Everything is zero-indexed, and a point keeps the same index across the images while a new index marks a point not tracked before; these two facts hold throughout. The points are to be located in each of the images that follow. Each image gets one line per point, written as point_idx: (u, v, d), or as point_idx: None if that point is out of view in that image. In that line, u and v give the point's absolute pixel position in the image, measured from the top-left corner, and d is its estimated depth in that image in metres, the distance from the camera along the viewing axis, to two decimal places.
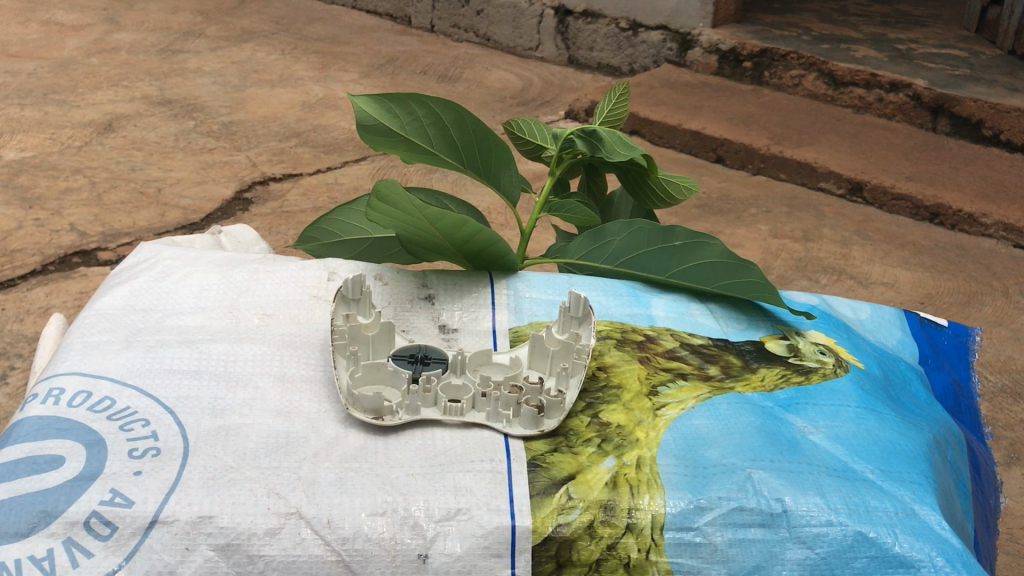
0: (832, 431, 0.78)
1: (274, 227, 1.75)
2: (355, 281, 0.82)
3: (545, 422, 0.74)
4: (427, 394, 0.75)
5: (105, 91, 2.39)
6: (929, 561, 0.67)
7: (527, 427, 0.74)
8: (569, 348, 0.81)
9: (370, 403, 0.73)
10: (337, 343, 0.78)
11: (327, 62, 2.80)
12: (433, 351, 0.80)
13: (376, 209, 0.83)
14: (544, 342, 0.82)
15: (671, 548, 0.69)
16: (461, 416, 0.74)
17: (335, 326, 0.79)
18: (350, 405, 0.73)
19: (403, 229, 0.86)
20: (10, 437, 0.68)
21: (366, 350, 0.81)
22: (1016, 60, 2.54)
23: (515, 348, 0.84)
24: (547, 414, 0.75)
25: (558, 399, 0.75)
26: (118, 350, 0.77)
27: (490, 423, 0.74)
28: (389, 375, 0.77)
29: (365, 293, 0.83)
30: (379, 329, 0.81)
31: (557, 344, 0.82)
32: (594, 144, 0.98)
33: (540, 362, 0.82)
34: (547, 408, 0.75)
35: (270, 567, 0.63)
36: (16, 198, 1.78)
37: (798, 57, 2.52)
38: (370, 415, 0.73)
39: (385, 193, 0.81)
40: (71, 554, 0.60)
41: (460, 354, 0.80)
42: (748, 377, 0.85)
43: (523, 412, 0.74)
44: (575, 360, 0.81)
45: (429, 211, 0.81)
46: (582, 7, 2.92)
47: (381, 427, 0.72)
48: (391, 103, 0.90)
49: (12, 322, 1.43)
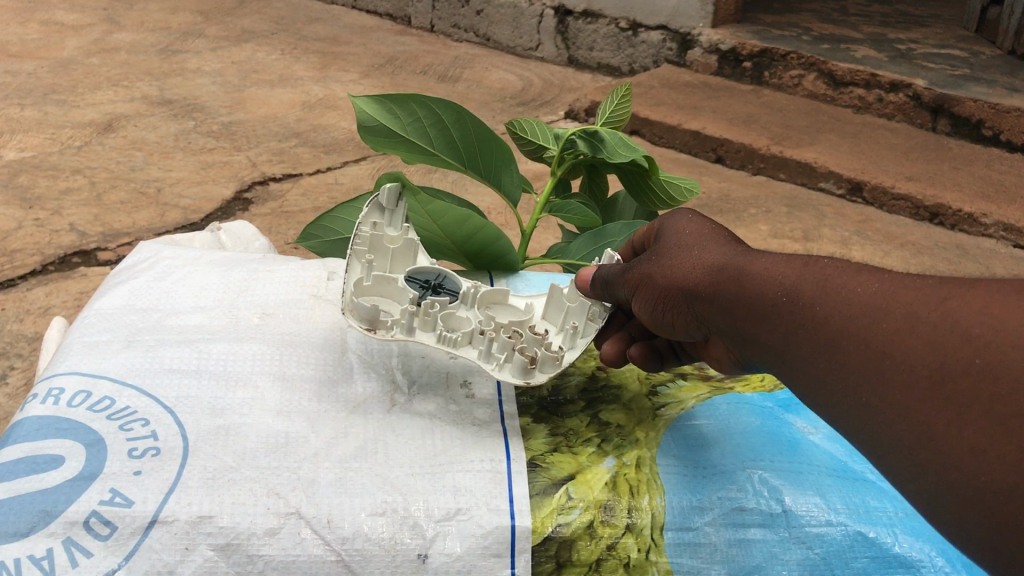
0: (832, 431, 0.79)
1: (274, 227, 1.75)
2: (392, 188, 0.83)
3: (533, 374, 0.74)
4: (427, 317, 0.74)
5: (105, 91, 2.39)
6: (929, 561, 0.68)
7: (515, 376, 0.74)
8: (586, 306, 0.79)
9: (366, 314, 0.73)
10: (358, 247, 0.79)
11: (327, 62, 2.80)
12: (448, 281, 0.81)
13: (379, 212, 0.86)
14: (561, 294, 0.80)
15: (671, 548, 0.69)
16: (453, 347, 0.74)
17: (359, 231, 0.80)
18: (347, 311, 0.73)
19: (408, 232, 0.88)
20: (9, 437, 0.68)
21: (384, 262, 0.82)
22: (1016, 61, 2.53)
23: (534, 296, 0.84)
24: (540, 368, 0.74)
25: (555, 356, 0.74)
26: (118, 350, 0.77)
27: (479, 362, 0.74)
28: (398, 291, 0.78)
29: (400, 206, 0.84)
30: (401, 246, 0.81)
31: (577, 299, 0.80)
32: (595, 145, 0.98)
33: (555, 315, 0.81)
34: (541, 361, 0.74)
35: (270, 567, 0.63)
36: (16, 198, 1.78)
37: (798, 57, 2.53)
38: (366, 326, 0.73)
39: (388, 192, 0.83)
40: (70, 554, 0.60)
41: (472, 288, 0.80)
42: (748, 377, 0.87)
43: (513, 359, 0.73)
44: (588, 319, 0.79)
45: (431, 206, 0.83)
46: (582, 7, 2.90)
47: (374, 338, 0.72)
48: (392, 104, 0.90)
49: (12, 321, 1.43)
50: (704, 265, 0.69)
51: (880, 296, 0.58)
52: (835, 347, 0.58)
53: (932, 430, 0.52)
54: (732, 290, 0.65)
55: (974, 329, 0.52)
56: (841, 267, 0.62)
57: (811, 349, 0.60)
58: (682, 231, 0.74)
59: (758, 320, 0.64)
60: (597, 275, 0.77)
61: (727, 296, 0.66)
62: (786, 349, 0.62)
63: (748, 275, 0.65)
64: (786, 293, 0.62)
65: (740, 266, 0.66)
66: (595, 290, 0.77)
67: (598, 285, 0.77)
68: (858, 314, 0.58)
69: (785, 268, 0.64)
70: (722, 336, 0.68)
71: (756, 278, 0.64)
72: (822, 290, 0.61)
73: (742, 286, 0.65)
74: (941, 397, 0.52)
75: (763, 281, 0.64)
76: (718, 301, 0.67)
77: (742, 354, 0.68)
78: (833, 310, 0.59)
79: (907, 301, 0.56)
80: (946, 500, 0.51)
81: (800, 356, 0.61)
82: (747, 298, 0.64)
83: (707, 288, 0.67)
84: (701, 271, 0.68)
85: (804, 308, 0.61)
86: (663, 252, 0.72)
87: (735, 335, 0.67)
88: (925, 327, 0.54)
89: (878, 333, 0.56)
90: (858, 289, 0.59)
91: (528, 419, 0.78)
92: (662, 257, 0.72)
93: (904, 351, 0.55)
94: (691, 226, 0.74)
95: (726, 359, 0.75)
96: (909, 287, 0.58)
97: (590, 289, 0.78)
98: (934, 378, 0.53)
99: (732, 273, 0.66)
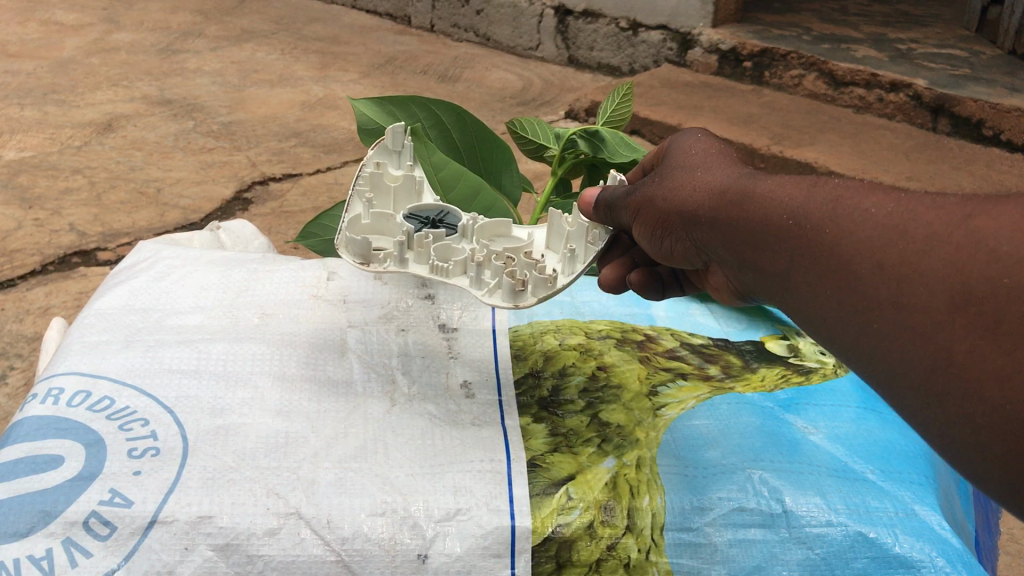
0: (833, 431, 0.79)
1: (274, 227, 1.75)
2: (394, 131, 0.85)
3: (524, 297, 0.73)
4: (419, 249, 0.75)
5: (105, 91, 2.39)
6: (929, 560, 0.67)
7: (505, 300, 0.73)
8: (585, 230, 0.79)
9: (358, 248, 0.73)
10: (359, 185, 0.80)
11: (327, 62, 2.79)
12: (450, 217, 0.81)
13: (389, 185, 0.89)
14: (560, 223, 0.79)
15: (671, 548, 0.69)
16: (445, 277, 0.75)
17: (362, 170, 0.82)
18: (340, 247, 0.74)
19: None
20: (10, 437, 0.68)
21: (386, 202, 0.83)
22: (1016, 61, 2.53)
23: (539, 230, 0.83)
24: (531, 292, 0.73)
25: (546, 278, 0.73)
26: (118, 349, 0.77)
27: (470, 289, 0.74)
28: (395, 226, 0.79)
29: (405, 146, 0.86)
30: (402, 181, 0.83)
31: (577, 224, 0.80)
32: (596, 145, 1.00)
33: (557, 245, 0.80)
34: (532, 284, 0.73)
35: (270, 567, 0.63)
36: (16, 198, 1.77)
37: (798, 57, 2.53)
38: (358, 261, 0.74)
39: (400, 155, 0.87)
40: (70, 554, 0.60)
41: (470, 221, 0.80)
42: (748, 377, 0.86)
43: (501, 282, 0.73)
44: (587, 244, 0.78)
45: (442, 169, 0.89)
46: (582, 7, 2.89)
47: (366, 272, 0.73)
48: (392, 107, 0.92)
49: (12, 321, 1.43)
50: (706, 190, 0.66)
51: (895, 214, 0.54)
52: (840, 272, 0.55)
53: (946, 354, 0.49)
54: (736, 216, 0.63)
55: (1002, 247, 0.48)
56: (854, 185, 0.58)
57: (818, 275, 0.57)
58: (686, 159, 0.71)
59: (761, 245, 0.61)
60: (602, 198, 0.76)
61: (729, 221, 0.64)
62: (792, 275, 0.59)
63: (751, 201, 0.62)
64: (792, 217, 0.59)
65: (743, 189, 0.64)
66: (597, 213, 0.77)
67: (601, 209, 0.76)
68: (872, 236, 0.54)
69: (791, 188, 0.61)
70: (724, 264, 0.66)
71: (760, 201, 0.62)
72: (832, 212, 0.57)
73: (744, 211, 0.62)
74: (962, 322, 0.48)
75: (766, 204, 0.61)
76: (720, 226, 0.64)
77: (746, 282, 0.65)
78: (842, 231, 0.55)
79: (927, 218, 0.52)
80: (961, 435, 0.48)
81: (807, 284, 0.58)
82: (751, 224, 0.62)
83: (709, 214, 0.65)
84: (703, 195, 0.66)
85: (811, 230, 0.57)
86: (666, 178, 0.71)
87: (738, 263, 0.64)
88: (947, 246, 0.50)
89: (894, 255, 0.52)
90: (871, 208, 0.55)
91: (528, 419, 0.78)
92: (663, 183, 0.71)
93: (920, 272, 0.50)
94: (696, 153, 0.72)
95: (726, 291, 0.73)
96: (931, 203, 0.53)
97: (593, 213, 0.77)
98: (955, 300, 0.48)
99: (735, 198, 0.64)
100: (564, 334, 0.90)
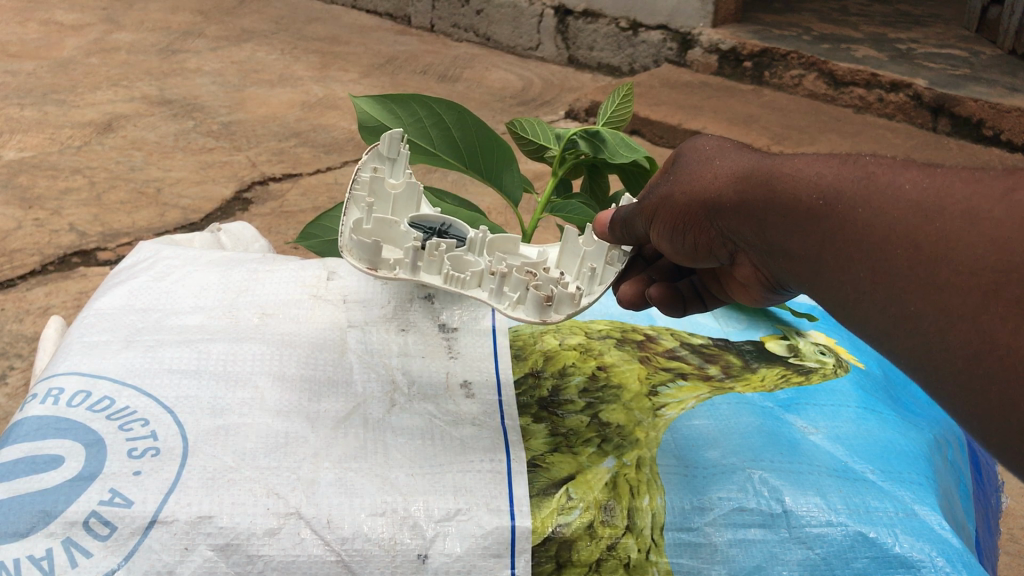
0: (833, 431, 0.79)
1: (274, 227, 1.75)
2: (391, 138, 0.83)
3: (549, 313, 0.74)
4: (433, 259, 0.74)
5: (105, 91, 2.38)
6: (929, 561, 0.67)
7: (530, 313, 0.74)
8: (604, 250, 0.80)
9: (365, 252, 0.73)
10: (357, 192, 0.80)
11: (327, 62, 2.79)
12: (455, 228, 0.82)
13: None
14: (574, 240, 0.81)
15: (671, 548, 0.69)
16: (461, 288, 0.74)
17: (359, 176, 0.82)
18: (345, 252, 0.73)
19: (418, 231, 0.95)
20: (9, 437, 0.68)
21: (385, 207, 0.83)
22: (1016, 60, 2.53)
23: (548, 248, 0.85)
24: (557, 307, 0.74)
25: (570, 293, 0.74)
26: (118, 350, 0.77)
27: (490, 301, 0.74)
28: (399, 235, 0.79)
29: (401, 153, 0.85)
30: (403, 190, 0.83)
31: (593, 244, 0.81)
32: (597, 145, 0.99)
33: (568, 263, 0.82)
34: (558, 300, 0.74)
35: (269, 567, 0.63)
36: (16, 198, 1.77)
37: (798, 57, 2.53)
38: (366, 266, 0.73)
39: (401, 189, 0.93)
40: (70, 554, 0.60)
41: (479, 234, 0.79)
42: (748, 377, 0.86)
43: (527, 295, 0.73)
44: (606, 264, 0.80)
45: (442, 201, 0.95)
46: (582, 7, 2.89)
47: (375, 279, 0.72)
48: (393, 105, 0.92)
49: (12, 321, 1.43)
50: (729, 174, 0.66)
51: (930, 193, 0.54)
52: (876, 250, 0.56)
53: (988, 330, 0.50)
54: (763, 196, 0.63)
55: None
56: (887, 164, 0.58)
57: (852, 256, 0.57)
58: (700, 144, 0.72)
59: (790, 226, 0.62)
60: (616, 216, 0.76)
61: (757, 204, 0.63)
62: (824, 255, 0.59)
63: (779, 181, 0.62)
64: (824, 196, 0.59)
65: (771, 170, 0.64)
66: (614, 232, 0.77)
67: (616, 226, 0.76)
68: (907, 215, 0.55)
69: (823, 168, 0.61)
70: (748, 247, 0.66)
71: (791, 183, 0.61)
72: (865, 191, 0.57)
73: (772, 192, 0.62)
74: (1004, 299, 0.49)
75: (798, 185, 0.61)
76: (748, 210, 0.64)
77: (777, 267, 0.66)
78: (877, 210, 0.56)
79: (964, 195, 0.53)
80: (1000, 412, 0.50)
81: (839, 263, 0.58)
82: (779, 205, 0.62)
83: (736, 198, 0.65)
84: (726, 180, 0.66)
85: (844, 210, 0.58)
86: (683, 167, 0.70)
87: (769, 247, 0.64)
88: (988, 221, 0.51)
89: (932, 232, 0.53)
90: (906, 186, 0.56)
91: (528, 419, 0.78)
92: (681, 176, 0.70)
93: (959, 250, 0.51)
94: (710, 146, 0.70)
95: (756, 284, 0.71)
96: (965, 179, 0.54)
97: (609, 233, 0.78)
98: (994, 278, 0.50)
99: (763, 179, 0.63)
100: (564, 335, 0.90)
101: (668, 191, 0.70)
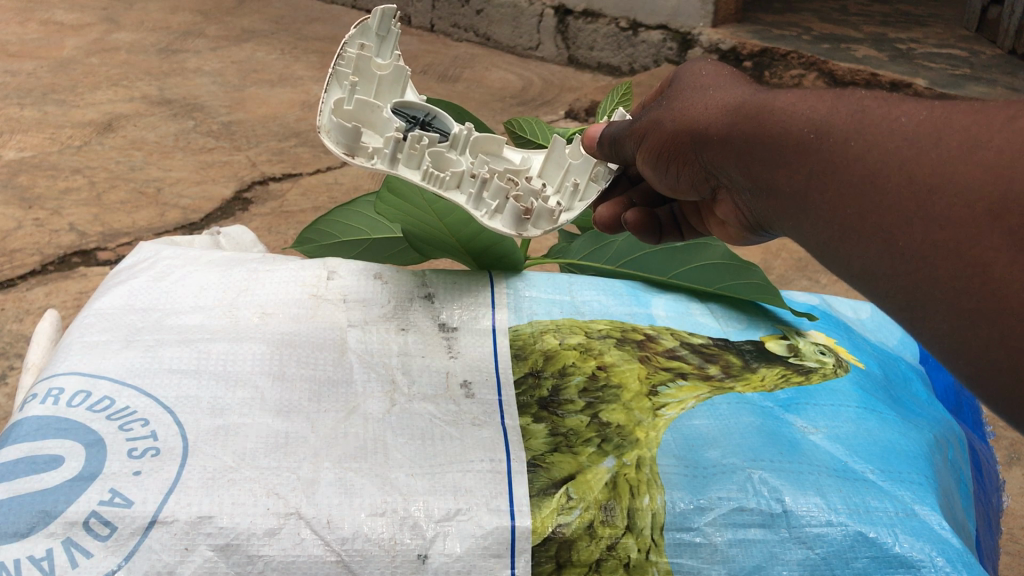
0: (833, 430, 0.79)
1: (274, 227, 1.77)
2: (382, 13, 0.86)
3: (527, 227, 0.79)
4: (414, 153, 0.77)
5: (105, 91, 2.38)
6: (929, 560, 0.67)
7: (507, 227, 0.78)
8: (589, 165, 0.86)
9: (344, 138, 0.75)
10: (341, 68, 0.83)
11: (327, 62, 2.79)
12: (438, 122, 0.85)
13: (386, 201, 0.86)
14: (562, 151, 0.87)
15: (671, 548, 0.69)
16: (439, 188, 0.78)
17: (345, 53, 0.84)
18: (323, 132, 0.76)
19: (417, 227, 0.92)
20: (9, 437, 0.68)
21: (369, 87, 0.85)
22: (1016, 61, 2.54)
23: (531, 156, 0.90)
24: (535, 224, 0.80)
25: (548, 211, 0.79)
26: (118, 350, 0.77)
27: (468, 207, 0.78)
28: (382, 121, 0.81)
29: (390, 34, 0.88)
30: (389, 72, 0.86)
31: (579, 157, 0.87)
32: None
33: (553, 172, 0.88)
34: (537, 214, 0.79)
35: (270, 568, 0.63)
36: (16, 198, 1.77)
37: (798, 57, 2.54)
38: (343, 150, 0.75)
39: (397, 189, 0.84)
40: (70, 554, 0.60)
41: (464, 130, 0.83)
42: (748, 377, 0.86)
43: (506, 206, 0.78)
44: (589, 180, 0.86)
45: (438, 205, 0.85)
46: (582, 7, 2.89)
47: (349, 164, 0.75)
48: None
49: (12, 322, 1.44)
50: (721, 109, 0.66)
51: (928, 126, 0.51)
52: (867, 187, 0.53)
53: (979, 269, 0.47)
54: (752, 133, 0.62)
55: None
56: (882, 100, 0.56)
57: (840, 199, 0.55)
58: (694, 77, 0.73)
59: (776, 165, 0.60)
60: (606, 133, 0.81)
61: (745, 141, 0.63)
62: (812, 195, 0.58)
63: (769, 120, 0.61)
64: (815, 131, 0.57)
65: (761, 106, 0.62)
66: (601, 149, 0.82)
67: (605, 143, 0.81)
68: (902, 150, 0.52)
69: (814, 104, 0.59)
70: (734, 185, 0.66)
71: (780, 118, 0.60)
72: (858, 123, 0.55)
73: (760, 130, 0.61)
74: (1000, 234, 0.46)
75: (787, 121, 0.59)
76: (735, 147, 0.64)
77: (762, 206, 0.65)
78: (870, 146, 0.54)
79: (963, 126, 0.50)
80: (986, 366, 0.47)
81: (827, 200, 0.56)
82: (768, 143, 0.61)
83: (724, 134, 0.65)
84: (716, 116, 0.66)
85: (833, 145, 0.56)
86: (676, 99, 0.72)
87: (755, 187, 0.64)
88: (986, 154, 0.48)
89: (926, 168, 0.50)
90: (901, 121, 0.53)
91: (528, 419, 0.78)
92: (672, 104, 0.71)
93: (954, 186, 0.48)
94: (706, 78, 0.71)
95: (735, 223, 0.73)
96: (963, 112, 0.51)
97: (595, 147, 0.84)
98: (992, 212, 0.47)
99: (751, 116, 0.63)
100: (564, 334, 0.89)
101: (659, 120, 0.72)
